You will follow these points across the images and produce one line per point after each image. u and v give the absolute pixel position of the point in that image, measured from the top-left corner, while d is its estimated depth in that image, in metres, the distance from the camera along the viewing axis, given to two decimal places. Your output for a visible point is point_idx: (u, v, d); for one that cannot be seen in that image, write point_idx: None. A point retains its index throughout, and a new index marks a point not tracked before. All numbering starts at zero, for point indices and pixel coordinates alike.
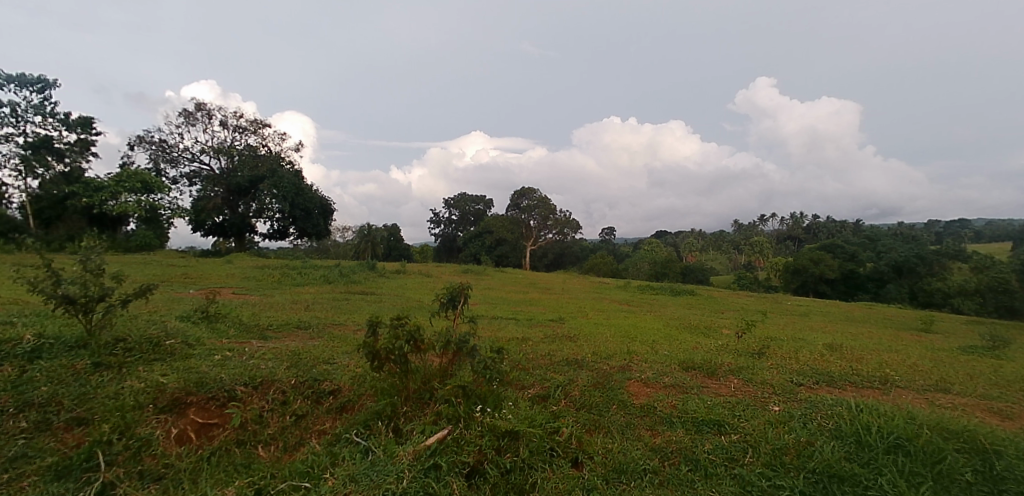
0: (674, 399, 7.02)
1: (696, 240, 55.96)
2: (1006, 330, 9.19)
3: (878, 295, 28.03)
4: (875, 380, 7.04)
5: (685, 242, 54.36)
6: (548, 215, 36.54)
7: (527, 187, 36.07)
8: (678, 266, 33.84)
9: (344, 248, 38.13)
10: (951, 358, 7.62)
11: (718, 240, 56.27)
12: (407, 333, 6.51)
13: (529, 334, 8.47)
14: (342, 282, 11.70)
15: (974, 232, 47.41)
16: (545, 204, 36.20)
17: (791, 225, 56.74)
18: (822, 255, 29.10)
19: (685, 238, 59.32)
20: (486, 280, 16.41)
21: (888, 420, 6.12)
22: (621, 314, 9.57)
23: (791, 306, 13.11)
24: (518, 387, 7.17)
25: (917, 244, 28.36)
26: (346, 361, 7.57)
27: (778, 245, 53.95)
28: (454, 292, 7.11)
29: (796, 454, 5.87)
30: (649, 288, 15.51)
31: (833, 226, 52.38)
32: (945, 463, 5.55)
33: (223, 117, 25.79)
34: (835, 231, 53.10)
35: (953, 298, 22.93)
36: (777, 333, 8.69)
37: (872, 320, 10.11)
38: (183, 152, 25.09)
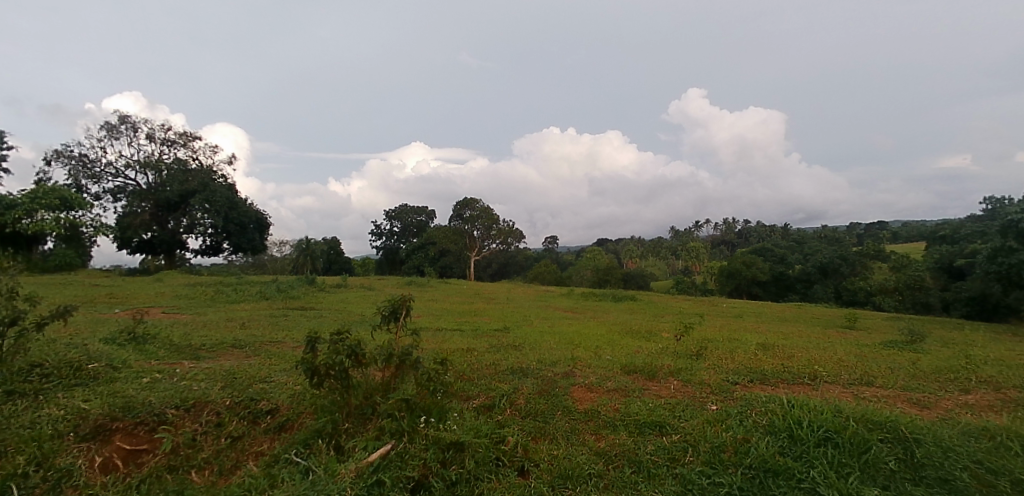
0: (616, 403, 7.13)
1: (636, 247, 57.42)
2: (921, 325, 9.80)
3: (807, 295, 29.46)
4: (805, 376, 7.34)
5: (626, 249, 55.75)
6: (491, 225, 36.45)
7: (470, 198, 35.85)
8: (619, 273, 34.57)
9: (281, 263, 37.18)
10: (875, 353, 8.04)
11: (657, 246, 57.95)
12: (347, 347, 6.40)
13: (474, 344, 8.46)
14: (279, 298, 11.39)
15: (892, 232, 50.71)
16: (488, 215, 36.04)
17: (724, 231, 59.12)
18: (754, 259, 30.35)
19: (625, 246, 60.86)
20: (431, 292, 16.27)
21: (818, 414, 6.37)
22: (565, 321, 9.65)
23: (727, 308, 13.54)
24: (463, 398, 7.15)
25: (841, 245, 29.86)
26: (283, 379, 7.37)
27: (714, 250, 56.06)
28: (395, 304, 7.03)
29: (733, 451, 6.06)
30: (592, 295, 15.77)
31: (764, 231, 55.00)
32: (871, 453, 5.82)
33: (150, 130, 24.81)
34: (767, 235, 55.75)
35: (873, 297, 24.15)
36: (714, 335, 8.96)
37: (802, 319, 10.57)
38: (107, 167, 23.99)
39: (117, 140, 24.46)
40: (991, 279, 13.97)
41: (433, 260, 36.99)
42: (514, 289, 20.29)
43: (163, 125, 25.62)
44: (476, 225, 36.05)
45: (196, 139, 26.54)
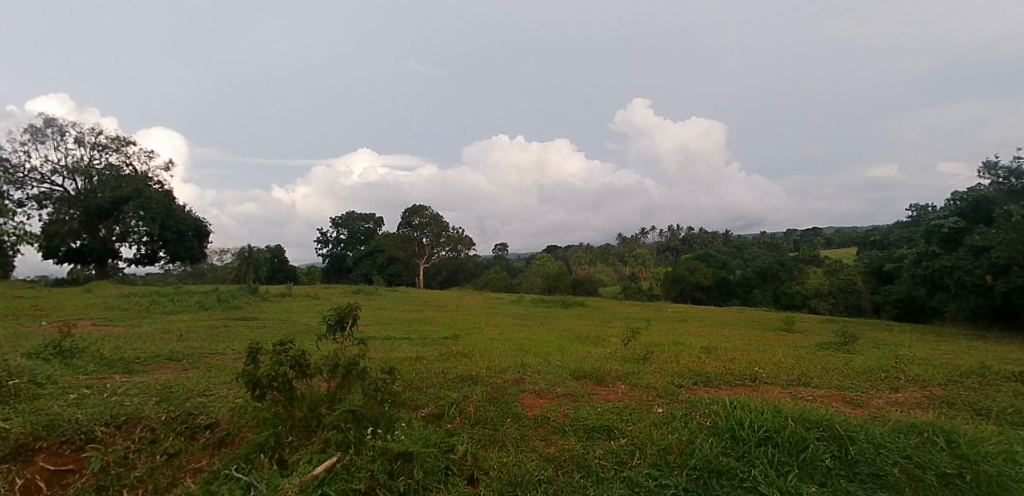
0: (565, 408, 7.16)
1: (584, 253, 58.27)
2: (853, 327, 10.26)
3: (746, 299, 30.63)
4: (746, 378, 7.55)
5: (575, 255, 56.46)
6: (440, 233, 35.83)
7: (420, 205, 34.98)
8: (569, 279, 35.03)
9: (223, 272, 35.96)
10: (811, 354, 8.36)
11: (605, 252, 58.92)
12: (290, 358, 6.23)
13: (423, 353, 8.38)
14: (219, 308, 11.02)
15: (825, 239, 53.39)
16: (437, 221, 35.47)
17: (669, 236, 60.65)
18: (697, 265, 31.27)
19: (574, 252, 61.73)
20: (379, 301, 16.02)
21: (758, 414, 6.55)
22: (515, 328, 9.66)
23: (672, 313, 13.84)
24: (411, 407, 7.06)
25: (779, 252, 31.21)
26: (223, 392, 7.12)
27: (659, 255, 57.45)
28: (342, 312, 6.89)
29: (679, 453, 6.18)
30: (542, 301, 15.88)
31: (706, 237, 56.98)
32: (808, 452, 6.04)
33: (80, 134, 23.70)
34: (709, 241, 57.73)
35: (809, 300, 25.20)
36: (660, 339, 9.14)
37: (745, 322, 10.88)
38: (31, 172, 22.77)
39: (42, 144, 23.26)
40: (916, 282, 14.71)
41: (381, 268, 37.02)
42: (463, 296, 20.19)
43: (94, 129, 24.54)
44: (425, 232, 35.45)
45: (130, 144, 25.50)
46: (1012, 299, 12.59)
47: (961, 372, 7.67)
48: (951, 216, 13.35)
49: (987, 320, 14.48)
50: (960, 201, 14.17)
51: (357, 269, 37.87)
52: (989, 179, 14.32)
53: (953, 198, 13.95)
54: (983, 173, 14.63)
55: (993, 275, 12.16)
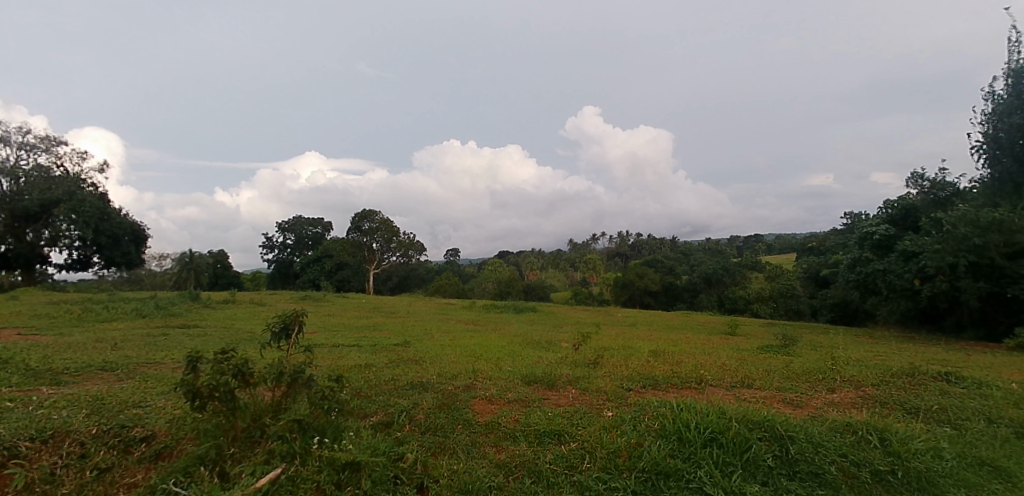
0: (516, 414, 7.16)
1: (537, 258, 58.76)
2: (793, 330, 10.65)
3: (693, 304, 31.65)
4: (692, 381, 7.73)
5: (527, 260, 56.82)
6: (391, 238, 35.18)
7: (369, 209, 34.41)
8: (520, 285, 35.27)
9: (163, 278, 34.50)
10: (754, 357, 8.62)
11: (556, 257, 59.57)
12: (232, 367, 6.02)
13: (373, 360, 8.25)
14: (157, 316, 10.59)
15: (767, 244, 55.76)
16: (388, 227, 34.97)
17: (618, 243, 61.88)
18: (645, 270, 31.78)
19: (526, 257, 62.25)
20: (328, 308, 15.70)
21: (704, 416, 6.70)
22: (466, 335, 9.61)
23: (622, 318, 14.07)
24: (359, 416, 6.94)
25: (723, 258, 32.43)
26: (161, 403, 6.85)
27: (610, 261, 58.50)
28: (287, 319, 6.71)
29: (627, 456, 6.25)
30: (494, 306, 15.91)
31: (654, 244, 58.69)
32: (751, 452, 6.21)
33: (5, 132, 22.42)
34: (657, 247, 59.38)
35: (751, 304, 26.13)
36: (610, 344, 9.26)
37: (692, 327, 11.13)
38: None
39: None
40: (851, 287, 15.42)
41: (329, 274, 36.57)
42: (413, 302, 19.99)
43: (21, 127, 23.29)
44: (375, 237, 34.79)
45: (61, 144, 24.29)
46: (937, 304, 13.05)
47: (892, 372, 8.05)
48: (882, 225, 14.38)
49: (915, 323, 15.19)
50: (891, 210, 14.97)
51: (304, 274, 37.47)
52: (917, 189, 15.21)
53: (885, 207, 14.96)
54: (911, 184, 15.53)
55: (920, 280, 12.55)
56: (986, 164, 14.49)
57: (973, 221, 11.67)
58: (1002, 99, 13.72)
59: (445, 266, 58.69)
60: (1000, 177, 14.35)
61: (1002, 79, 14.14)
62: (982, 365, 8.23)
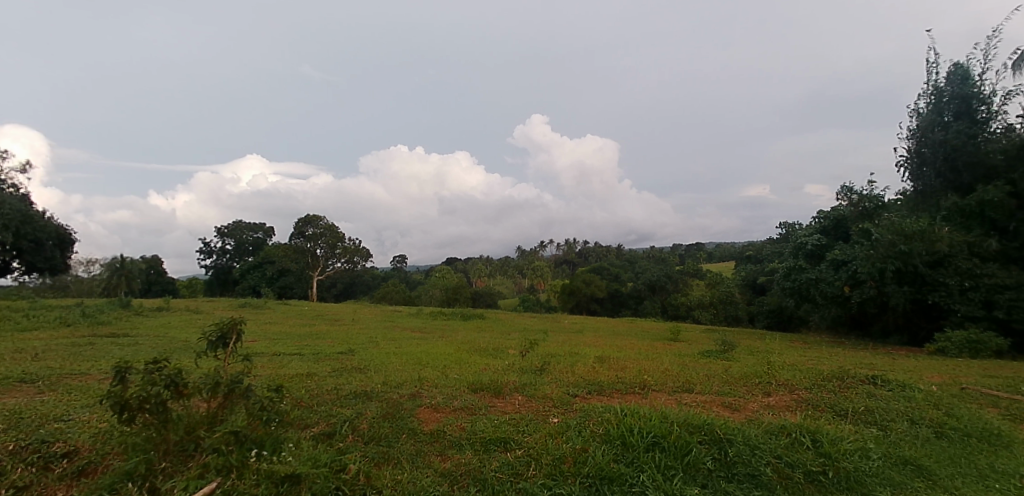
0: (462, 422, 7.11)
1: (486, 265, 58.94)
2: (732, 336, 11.00)
3: (637, 310, 32.46)
4: (636, 386, 7.87)
5: (476, 267, 56.95)
6: (335, 243, 34.67)
7: (312, 215, 33.57)
8: (468, 291, 35.18)
9: (93, 284, 32.87)
10: (695, 362, 8.84)
11: (506, 263, 59.89)
12: (165, 377, 5.76)
13: (315, 369, 8.08)
14: (83, 324, 10.08)
15: (708, 253, 57.84)
16: (332, 232, 34.35)
17: (567, 250, 62.85)
18: (593, 277, 32.53)
19: (477, 264, 62.46)
20: (268, 315, 15.27)
21: (647, 421, 6.82)
22: (412, 342, 9.51)
23: (569, 324, 14.26)
24: (299, 427, 6.77)
25: (665, 266, 33.42)
26: (85, 417, 6.52)
27: (557, 267, 59.32)
28: (224, 328, 6.47)
29: (572, 461, 6.29)
30: (441, 314, 15.85)
31: (601, 251, 60.03)
32: (692, 455, 6.35)
33: None
34: (604, 255, 60.71)
35: (693, 311, 26.97)
36: (557, 350, 9.34)
37: (636, 333, 11.33)
38: None
39: None
40: (787, 294, 16.09)
41: (270, 280, 35.72)
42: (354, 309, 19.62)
43: None
44: (319, 243, 34.07)
45: None
46: (866, 309, 13.73)
47: (824, 376, 8.41)
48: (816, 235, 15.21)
49: (846, 329, 15.95)
50: (825, 220, 15.77)
51: (244, 281, 36.50)
52: (845, 201, 16.07)
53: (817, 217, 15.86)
54: (843, 196, 16.39)
55: (850, 286, 13.31)
56: (909, 178, 15.41)
57: (901, 231, 12.36)
58: (924, 117, 14.63)
59: (390, 273, 57.60)
60: (921, 191, 15.28)
61: (924, 98, 15.10)
62: (905, 368, 8.69)
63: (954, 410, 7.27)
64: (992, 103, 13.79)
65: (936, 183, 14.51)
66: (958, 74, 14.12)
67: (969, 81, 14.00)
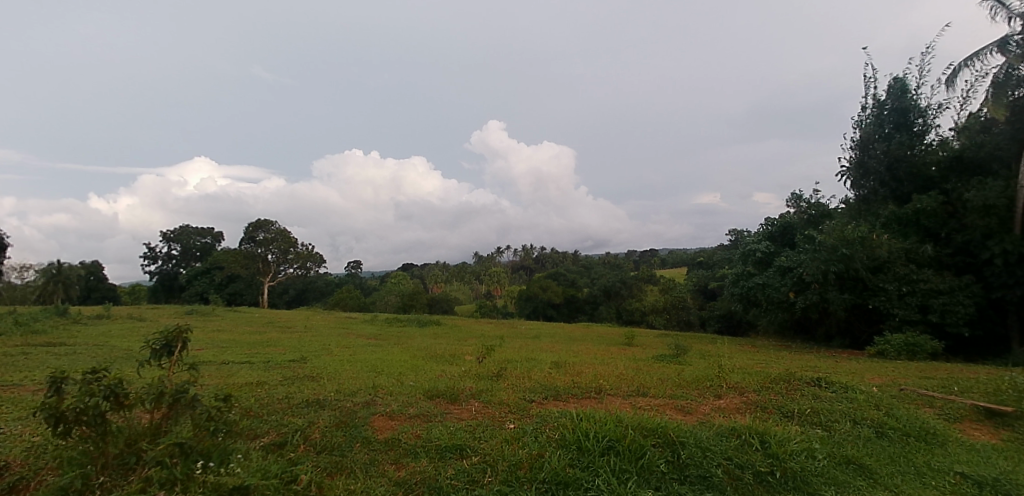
0: (417, 429, 7.04)
1: (445, 271, 58.72)
2: (685, 340, 11.24)
3: (593, 316, 32.94)
4: (591, 391, 7.94)
5: (433, 272, 56.69)
6: (287, 248, 34.15)
7: (262, 219, 32.85)
8: (424, 298, 34.99)
9: (27, 291, 31.33)
10: (649, 366, 8.99)
11: (465, 268, 59.83)
12: (104, 387, 5.51)
13: (266, 377, 7.89)
14: (17, 333, 9.59)
15: (662, 259, 59.17)
16: (284, 237, 33.75)
17: (525, 255, 63.27)
18: (549, 283, 32.79)
19: (435, 269, 62.18)
20: (217, 322, 14.84)
21: (602, 425, 6.87)
22: (368, 349, 9.39)
23: (526, 330, 14.35)
24: (249, 437, 6.58)
25: (620, 272, 34.03)
26: (16, 430, 6.22)
27: (515, 272, 59.66)
28: (169, 336, 6.22)
29: (529, 467, 6.30)
30: (396, 320, 15.72)
31: (558, 257, 60.73)
32: (645, 458, 6.42)
33: None
34: (561, 261, 61.42)
35: (646, 315, 27.51)
36: (513, 356, 9.36)
37: (592, 338, 11.45)
38: None
39: None
40: (735, 299, 16.57)
41: (219, 287, 35.20)
42: (305, 316, 19.23)
43: None
44: (270, 249, 33.39)
45: None
46: (810, 314, 14.22)
47: (771, 378, 8.67)
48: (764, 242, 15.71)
49: (792, 333, 16.51)
50: (772, 227, 16.50)
51: (191, 288, 35.66)
52: (794, 209, 16.67)
53: (766, 224, 16.51)
54: (792, 203, 17.01)
55: (795, 292, 13.81)
56: (852, 187, 16.06)
57: (846, 238, 12.88)
58: (866, 128, 15.26)
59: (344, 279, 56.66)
60: (863, 200, 15.95)
61: (866, 110, 15.74)
62: (847, 370, 9.03)
63: (893, 410, 7.58)
64: (928, 116, 14.51)
65: (878, 192, 15.17)
66: (897, 87, 14.77)
67: (908, 95, 14.66)
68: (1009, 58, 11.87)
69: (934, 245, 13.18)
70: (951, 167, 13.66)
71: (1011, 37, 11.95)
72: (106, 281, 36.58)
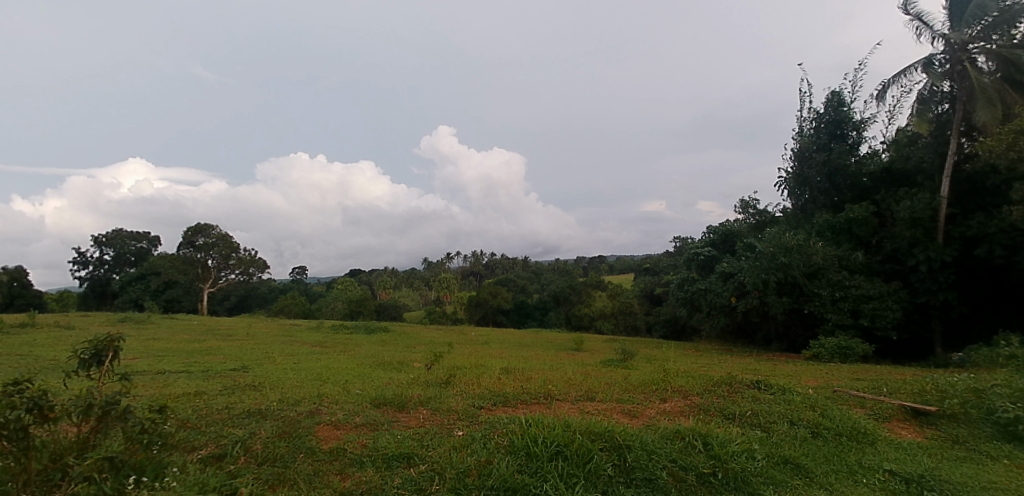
0: (363, 438, 6.93)
1: (396, 277, 58.01)
2: (632, 345, 11.43)
3: (543, 321, 33.24)
4: (540, 396, 7.99)
5: (383, 278, 55.92)
6: (229, 253, 33.57)
7: (202, 223, 32.04)
8: (372, 304, 34.55)
9: None
10: (596, 371, 9.12)
11: (416, 274, 59.29)
12: (27, 400, 5.19)
13: (204, 387, 7.64)
14: None
15: (611, 265, 60.22)
16: (225, 242, 33.25)
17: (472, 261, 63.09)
18: (498, 289, 32.78)
19: (385, 275, 61.38)
20: (149, 330, 14.22)
21: (550, 430, 6.91)
22: (313, 357, 9.20)
23: (475, 336, 14.31)
24: (185, 450, 6.34)
25: (570, 278, 34.48)
26: None
27: (468, 278, 59.61)
28: (99, 345, 5.88)
29: (477, 474, 6.26)
30: (343, 327, 15.43)
31: (508, 263, 60.93)
32: (592, 463, 6.48)
33: None
34: (513, 266, 61.68)
35: (594, 321, 27.93)
36: (462, 362, 9.33)
37: (540, 344, 11.51)
38: None
39: None
40: (680, 304, 16.95)
41: (156, 293, 32.50)
42: (244, 323, 18.58)
43: None
44: (210, 254, 32.67)
45: None
46: (750, 318, 14.68)
47: (714, 382, 8.91)
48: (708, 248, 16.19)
49: (733, 337, 17.01)
50: (715, 234, 16.97)
51: (124, 295, 33.21)
52: (740, 218, 17.23)
53: (710, 232, 17.05)
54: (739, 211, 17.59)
55: (737, 297, 14.29)
56: (792, 196, 16.74)
57: (787, 245, 13.39)
58: (805, 139, 15.93)
59: (288, 284, 55.09)
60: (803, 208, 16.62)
61: (805, 122, 16.44)
62: (785, 373, 9.37)
63: (828, 411, 7.90)
64: (861, 129, 15.26)
65: (816, 201, 15.84)
66: (834, 101, 15.47)
67: (843, 108, 15.40)
68: (933, 76, 12.63)
69: (866, 253, 13.85)
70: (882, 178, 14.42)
71: (934, 57, 12.72)
72: (30, 287, 34.50)
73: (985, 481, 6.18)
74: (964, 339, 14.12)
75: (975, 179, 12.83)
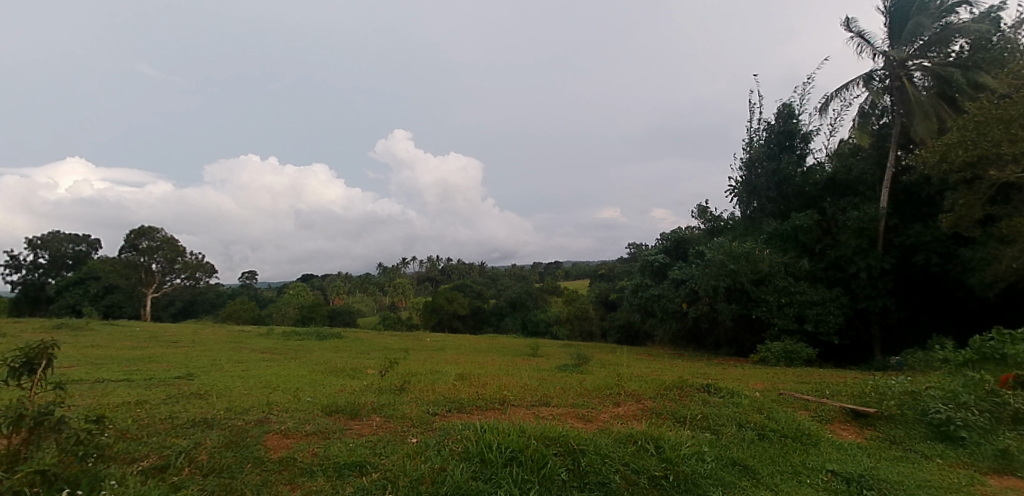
0: (314, 447, 6.79)
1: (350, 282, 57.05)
2: (588, 350, 11.54)
3: (499, 327, 33.45)
4: (495, 402, 7.99)
5: (338, 283, 54.90)
6: (175, 258, 32.49)
7: (146, 226, 30.78)
8: (325, 310, 33.88)
9: None
10: (552, 376, 9.18)
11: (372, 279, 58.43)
12: None
13: (146, 396, 7.37)
14: None
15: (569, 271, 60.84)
16: (171, 245, 32.10)
17: (429, 266, 62.64)
18: (455, 295, 32.28)
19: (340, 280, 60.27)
20: (86, 338, 13.60)
21: (505, 436, 6.90)
22: (262, 364, 8.97)
23: (430, 342, 14.20)
24: (125, 461, 6.08)
25: (527, 284, 34.63)
26: None
27: (426, 283, 59.09)
28: (31, 354, 5.58)
29: (431, 481, 6.18)
30: (294, 333, 15.06)
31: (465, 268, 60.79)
32: (547, 468, 6.48)
33: None
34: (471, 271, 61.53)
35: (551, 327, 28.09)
36: (416, 369, 9.24)
37: (494, 349, 11.50)
38: None
39: None
40: (635, 309, 17.18)
41: (94, 299, 31.55)
42: (186, 330, 18.02)
43: None
44: (155, 258, 31.47)
45: None
46: (701, 324, 15.03)
47: (665, 386, 9.08)
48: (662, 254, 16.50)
49: (685, 342, 17.35)
50: (668, 241, 17.33)
51: (61, 300, 32.16)
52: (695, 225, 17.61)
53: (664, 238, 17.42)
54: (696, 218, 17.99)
55: (687, 302, 14.63)
56: (745, 204, 17.21)
57: (738, 252, 13.77)
58: (757, 149, 16.41)
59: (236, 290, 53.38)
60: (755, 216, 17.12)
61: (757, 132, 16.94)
62: (733, 377, 9.63)
63: (774, 413, 8.15)
64: (809, 140, 15.82)
65: (766, 209, 16.34)
66: (784, 112, 16.00)
67: (793, 119, 15.93)
68: (873, 90, 13.27)
69: (812, 259, 14.36)
70: (828, 188, 14.98)
71: (875, 73, 13.38)
72: None
73: (920, 479, 6.46)
74: (903, 344, 14.76)
75: (913, 190, 13.48)
